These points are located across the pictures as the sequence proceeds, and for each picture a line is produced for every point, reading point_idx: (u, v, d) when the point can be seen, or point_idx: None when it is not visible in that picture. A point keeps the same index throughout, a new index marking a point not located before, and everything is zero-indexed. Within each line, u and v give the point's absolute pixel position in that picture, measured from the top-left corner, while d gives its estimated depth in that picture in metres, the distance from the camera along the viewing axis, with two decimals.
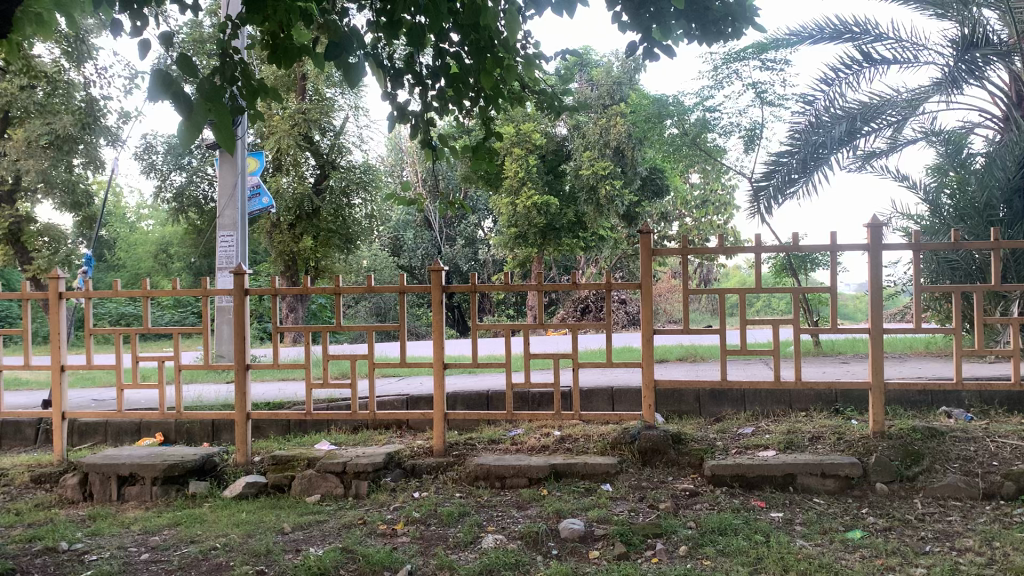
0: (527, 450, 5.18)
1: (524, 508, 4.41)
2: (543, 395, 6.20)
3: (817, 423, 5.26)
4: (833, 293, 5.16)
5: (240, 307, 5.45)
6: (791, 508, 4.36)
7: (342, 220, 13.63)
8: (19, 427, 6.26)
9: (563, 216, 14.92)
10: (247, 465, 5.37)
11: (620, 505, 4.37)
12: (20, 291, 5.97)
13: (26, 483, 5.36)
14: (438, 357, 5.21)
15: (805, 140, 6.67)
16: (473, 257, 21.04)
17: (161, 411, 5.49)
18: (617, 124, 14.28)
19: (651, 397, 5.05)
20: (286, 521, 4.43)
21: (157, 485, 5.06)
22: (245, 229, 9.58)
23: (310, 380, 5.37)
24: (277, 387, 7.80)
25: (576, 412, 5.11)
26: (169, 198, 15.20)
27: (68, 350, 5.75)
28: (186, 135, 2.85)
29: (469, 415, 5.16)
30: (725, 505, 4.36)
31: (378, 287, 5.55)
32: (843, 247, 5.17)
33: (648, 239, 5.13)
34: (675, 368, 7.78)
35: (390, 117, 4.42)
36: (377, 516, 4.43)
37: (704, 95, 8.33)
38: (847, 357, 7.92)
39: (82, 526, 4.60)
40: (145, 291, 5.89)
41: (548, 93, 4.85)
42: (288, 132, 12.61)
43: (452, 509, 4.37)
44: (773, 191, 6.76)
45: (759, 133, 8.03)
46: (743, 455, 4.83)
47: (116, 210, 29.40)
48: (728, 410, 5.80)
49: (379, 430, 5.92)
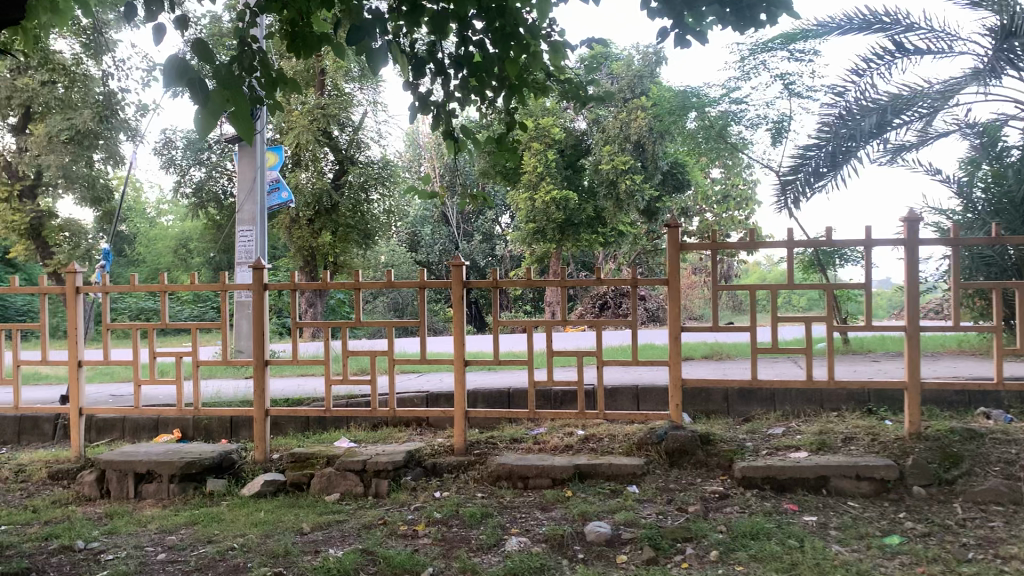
0: (551, 449, 5.05)
1: (548, 510, 4.29)
2: (566, 393, 6.08)
3: (850, 424, 5.11)
4: (867, 290, 4.99)
5: (258, 302, 5.35)
6: (825, 511, 4.21)
7: (361, 215, 13.53)
8: (37, 422, 6.21)
9: (582, 211, 14.78)
10: (266, 463, 5.28)
11: (648, 508, 4.24)
12: (38, 285, 5.89)
13: (43, 479, 5.30)
14: (459, 354, 5.09)
15: (834, 131, 6.10)
16: (491, 253, 20.92)
17: (178, 407, 5.40)
18: (638, 118, 14.08)
19: (679, 396, 4.91)
20: (305, 521, 4.34)
21: (175, 483, 4.98)
22: (264, 223, 9.51)
23: (329, 377, 5.26)
24: (296, 383, 7.74)
25: (601, 411, 4.98)
26: (188, 193, 15.19)
27: (85, 345, 5.67)
28: (203, 125, 2.74)
29: (490, 413, 5.05)
30: (757, 508, 4.22)
31: (398, 283, 5.42)
32: (877, 243, 5.01)
33: (675, 234, 5.00)
34: (700, 366, 7.64)
35: (412, 107, 4.31)
36: (398, 517, 4.33)
37: (730, 87, 8.14)
38: (878, 356, 7.74)
39: (99, 524, 4.53)
40: (163, 285, 5.79)
41: (573, 83, 4.71)
42: (306, 127, 12.42)
43: (475, 511, 4.26)
44: (802, 185, 6.15)
45: (787, 126, 7.86)
46: (774, 456, 4.69)
47: (136, 205, 29.57)
48: (757, 410, 5.66)
49: (399, 428, 5.81)
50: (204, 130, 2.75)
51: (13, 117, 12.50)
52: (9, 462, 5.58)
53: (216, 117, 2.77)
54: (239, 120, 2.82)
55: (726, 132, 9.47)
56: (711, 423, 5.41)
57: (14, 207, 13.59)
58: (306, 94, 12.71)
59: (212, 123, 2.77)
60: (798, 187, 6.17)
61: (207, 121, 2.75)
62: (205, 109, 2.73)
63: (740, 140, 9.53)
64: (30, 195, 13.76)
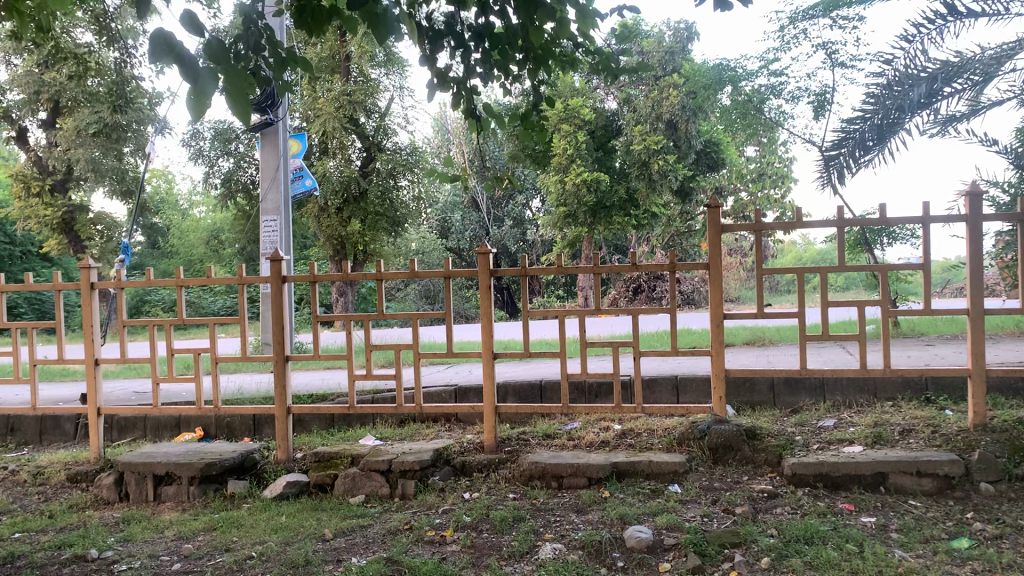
0: (585, 446, 4.77)
1: (584, 513, 4.02)
2: (601, 386, 5.78)
3: (907, 414, 4.77)
4: (926, 270, 4.63)
5: (278, 296, 5.13)
6: (885, 511, 3.89)
7: (390, 203, 13.22)
8: (58, 421, 6.05)
9: (614, 193, 14.42)
10: (289, 463, 5.06)
11: (691, 511, 3.95)
12: (52, 282, 5.68)
13: (62, 482, 5.13)
14: (487, 345, 4.82)
15: (880, 103, 5.15)
16: (522, 238, 20.62)
17: (198, 405, 5.19)
18: (671, 96, 13.62)
19: (721, 388, 4.61)
20: (328, 526, 4.12)
21: (195, 485, 4.79)
22: (288, 213, 9.26)
23: (352, 371, 5.02)
24: (321, 378, 7.53)
25: (639, 404, 4.69)
26: (217, 184, 15.09)
27: (102, 344, 5.47)
28: (195, 108, 2.48)
29: (521, 408, 4.77)
30: (810, 509, 3.91)
31: (422, 272, 5.14)
32: (936, 219, 4.64)
33: (716, 215, 4.67)
34: (742, 353, 7.30)
35: (429, 84, 4.03)
36: (425, 521, 4.08)
37: (769, 59, 7.72)
38: (932, 340, 7.33)
39: (116, 531, 4.35)
40: (180, 280, 5.56)
41: (603, 55, 4.40)
42: (333, 115, 12.19)
43: (506, 514, 4.01)
44: (846, 160, 5.30)
45: (829, 98, 7.46)
46: (827, 451, 4.36)
47: (169, 197, 29.79)
48: (806, 400, 5.32)
49: (427, 423, 5.57)
50: (195, 114, 2.48)
51: (42, 112, 12.98)
52: (28, 464, 5.43)
53: (207, 98, 2.50)
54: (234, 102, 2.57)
55: (763, 107, 9.03)
56: (756, 415, 5.10)
57: (45, 202, 13.64)
58: (331, 81, 12.46)
59: (204, 106, 2.51)
60: (841, 163, 5.30)
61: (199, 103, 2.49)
62: (195, 90, 2.46)
63: (778, 116, 9.08)
64: (61, 189, 13.82)
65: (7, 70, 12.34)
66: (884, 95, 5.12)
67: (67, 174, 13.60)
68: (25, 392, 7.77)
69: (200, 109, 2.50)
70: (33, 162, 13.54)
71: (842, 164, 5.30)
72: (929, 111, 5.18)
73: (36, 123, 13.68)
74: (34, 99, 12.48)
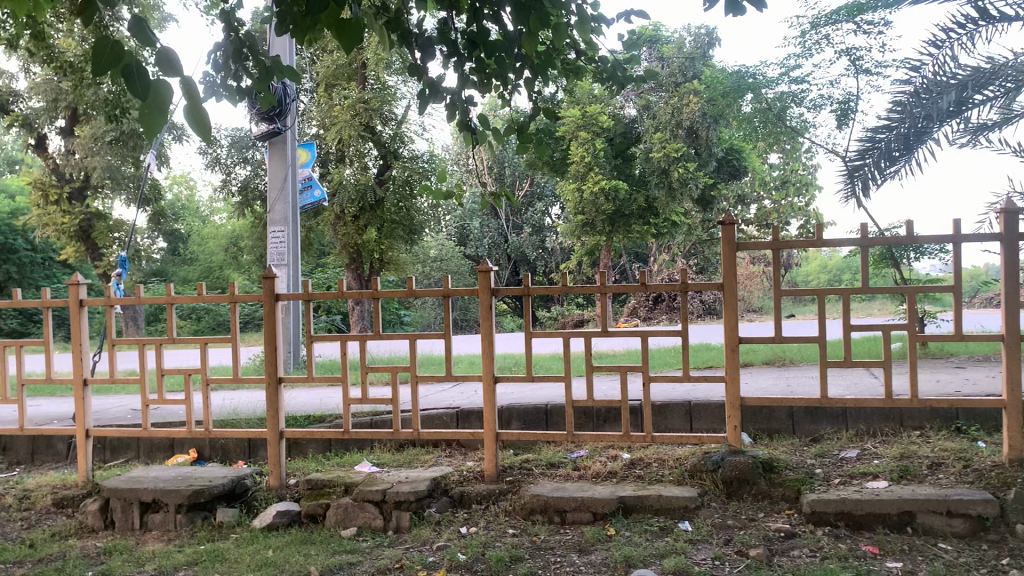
0: (591, 477, 4.51)
1: (586, 553, 3.75)
2: (610, 411, 5.51)
3: (937, 446, 4.45)
4: (957, 293, 4.32)
5: (271, 316, 4.93)
6: (912, 555, 3.58)
7: (408, 211, 12.80)
8: (51, 441, 5.88)
9: (633, 201, 14.15)
10: (281, 490, 4.85)
11: (701, 552, 3.67)
12: (41, 298, 5.51)
13: (48, 507, 4.94)
14: (487, 369, 4.57)
15: (906, 111, 4.83)
16: (541, 246, 20.29)
17: (187, 429, 4.98)
18: (692, 102, 13.27)
19: (736, 417, 4.33)
20: (315, 563, 3.88)
21: (182, 513, 4.58)
22: (296, 223, 9.11)
23: (347, 395, 4.79)
24: (320, 397, 7.35)
25: (648, 433, 4.42)
26: (234, 192, 14.95)
27: (91, 361, 5.29)
28: (146, 126, 2.27)
29: (523, 436, 4.51)
30: (830, 552, 3.62)
31: (420, 291, 4.92)
32: (968, 238, 4.34)
33: (730, 231, 4.38)
34: (761, 374, 7.01)
35: (421, 93, 3.89)
36: (417, 559, 3.83)
37: (789, 65, 7.42)
38: (963, 362, 6.97)
39: (95, 564, 4.14)
40: (170, 298, 5.36)
41: (609, 64, 4.20)
42: (349, 122, 11.91)
43: (502, 554, 3.74)
44: (871, 172, 4.96)
45: (853, 106, 7.15)
46: (849, 487, 4.07)
47: (190, 204, 29.83)
48: (827, 429, 5.02)
49: (426, 450, 5.35)
50: (147, 131, 2.28)
51: (61, 119, 12.93)
52: (15, 487, 5.25)
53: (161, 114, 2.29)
54: (191, 116, 2.34)
55: (785, 114, 8.72)
56: (774, 445, 4.81)
57: (63, 209, 13.56)
58: (347, 88, 12.25)
59: (158, 127, 2.31)
60: (866, 174, 4.96)
61: (153, 121, 2.29)
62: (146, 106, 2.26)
63: (800, 125, 8.74)
64: (80, 198, 13.76)
65: (25, 78, 12.32)
66: (910, 103, 4.80)
67: (86, 183, 13.55)
68: (28, 408, 7.59)
69: (153, 129, 2.30)
70: (51, 170, 13.49)
71: (867, 176, 4.96)
72: (959, 120, 4.84)
73: (55, 131, 13.64)
74: (53, 107, 12.46)
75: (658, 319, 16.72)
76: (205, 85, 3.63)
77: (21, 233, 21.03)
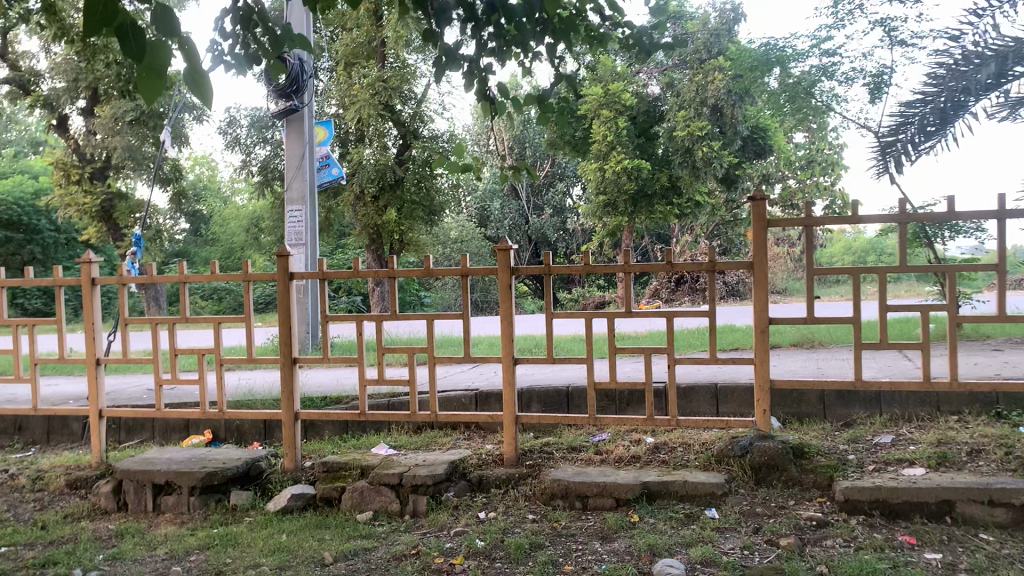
0: (613, 462, 4.36)
1: (609, 541, 3.61)
2: (633, 394, 5.35)
3: (976, 431, 4.26)
4: (1003, 271, 4.11)
5: (285, 294, 4.82)
6: (952, 546, 3.41)
7: (427, 190, 12.59)
8: (65, 421, 5.82)
9: (656, 180, 13.93)
10: (297, 472, 4.75)
11: (730, 541, 3.51)
12: (53, 276, 5.43)
13: (61, 488, 4.87)
14: (506, 349, 4.43)
15: (943, 83, 4.58)
16: (562, 227, 20.05)
17: (201, 410, 4.88)
18: (717, 79, 12.98)
19: (766, 399, 4.16)
20: (329, 548, 3.77)
21: (195, 496, 4.49)
22: (314, 202, 8.99)
23: (363, 376, 4.67)
24: (335, 378, 7.27)
25: (673, 417, 4.27)
26: (254, 172, 14.83)
27: (104, 341, 5.22)
28: (145, 93, 2.18)
29: (543, 419, 4.37)
30: (865, 542, 3.45)
31: (437, 270, 4.77)
32: (1012, 214, 4.13)
33: (761, 208, 4.18)
34: (789, 357, 6.81)
35: (438, 61, 3.74)
36: (434, 545, 3.71)
37: (820, 37, 7.15)
38: (1001, 346, 6.71)
39: (106, 547, 4.05)
40: (182, 277, 5.26)
41: (634, 29, 4.01)
42: (368, 100, 11.71)
43: (523, 541, 3.61)
44: (905, 148, 4.72)
45: (887, 79, 6.89)
46: (884, 474, 3.89)
47: (211, 184, 29.86)
48: (860, 413, 4.83)
49: (445, 433, 5.24)
50: (146, 97, 2.18)
51: (82, 99, 12.90)
52: (29, 468, 5.20)
53: (160, 76, 2.19)
54: (192, 83, 2.23)
55: (815, 89, 8.45)
56: (804, 430, 4.64)
57: (84, 189, 13.54)
58: (367, 67, 12.07)
59: (157, 91, 2.20)
60: (899, 150, 4.72)
61: (150, 86, 2.19)
62: (143, 67, 2.16)
63: (830, 99, 8.43)
64: (101, 178, 13.71)
65: (45, 58, 12.28)
66: (948, 74, 4.56)
67: (107, 164, 13.50)
68: (47, 387, 7.56)
69: (151, 93, 2.19)
70: (73, 150, 13.47)
71: (901, 151, 4.72)
72: (998, 93, 4.60)
73: (76, 111, 13.61)
74: (75, 87, 12.42)
75: (680, 300, 16.55)
76: (212, 54, 3.56)
77: (44, 214, 21.14)
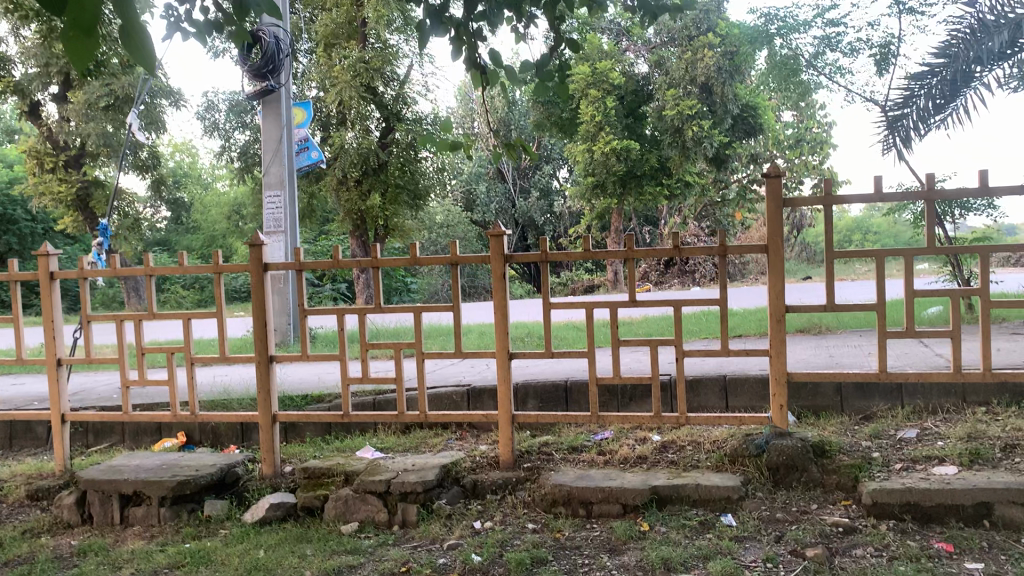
0: (618, 463, 4.05)
1: (618, 554, 3.29)
2: (636, 388, 5.06)
3: (1007, 424, 3.98)
4: None
5: (258, 285, 4.42)
6: (994, 553, 3.11)
7: (411, 175, 12.18)
8: (29, 425, 5.46)
9: (645, 161, 13.61)
10: (276, 479, 4.40)
11: (750, 553, 3.19)
12: (8, 271, 5.02)
13: (22, 501, 4.52)
14: (501, 345, 4.08)
15: (956, 53, 4.20)
16: (550, 210, 19.70)
17: (172, 411, 4.51)
18: (706, 56, 12.55)
19: (783, 394, 3.85)
20: (310, 565, 3.43)
21: (166, 507, 4.14)
22: (293, 187, 8.58)
23: (345, 374, 4.30)
24: (317, 375, 6.92)
25: (682, 413, 3.94)
26: (233, 158, 14.37)
27: (66, 340, 4.82)
28: (76, 58, 1.84)
29: (541, 419, 4.04)
30: (899, 551, 3.14)
31: (424, 259, 4.39)
32: None
33: (776, 186, 3.84)
34: (797, 344, 6.51)
35: (422, 25, 3.40)
36: (426, 561, 3.38)
37: (824, 6, 6.80)
38: (1015, 330, 6.43)
39: (68, 567, 3.70)
40: (149, 269, 4.86)
41: None
42: (349, 83, 11.25)
43: (524, 555, 3.28)
44: (913, 122, 4.33)
45: (894, 49, 6.57)
46: (914, 474, 3.58)
47: (192, 170, 29.23)
48: (880, 405, 4.54)
49: (437, 433, 4.92)
50: (76, 61, 1.84)
51: (53, 85, 12.39)
52: None
53: (91, 36, 1.84)
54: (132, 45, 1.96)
55: (816, 61, 8.08)
56: (823, 425, 4.35)
57: (58, 177, 13.00)
58: (346, 47, 11.55)
59: (88, 54, 1.86)
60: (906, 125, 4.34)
61: (81, 47, 1.83)
62: (71, 24, 1.80)
63: (831, 72, 8.07)
64: (75, 166, 13.20)
65: (14, 42, 11.74)
66: (956, 43, 4.18)
67: (80, 150, 12.99)
68: (13, 389, 7.17)
69: (84, 58, 1.84)
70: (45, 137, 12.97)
71: (908, 127, 4.35)
72: (1011, 63, 4.21)
73: (47, 98, 13.06)
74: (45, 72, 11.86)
75: (670, 283, 16.32)
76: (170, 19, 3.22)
77: (20, 204, 20.54)
